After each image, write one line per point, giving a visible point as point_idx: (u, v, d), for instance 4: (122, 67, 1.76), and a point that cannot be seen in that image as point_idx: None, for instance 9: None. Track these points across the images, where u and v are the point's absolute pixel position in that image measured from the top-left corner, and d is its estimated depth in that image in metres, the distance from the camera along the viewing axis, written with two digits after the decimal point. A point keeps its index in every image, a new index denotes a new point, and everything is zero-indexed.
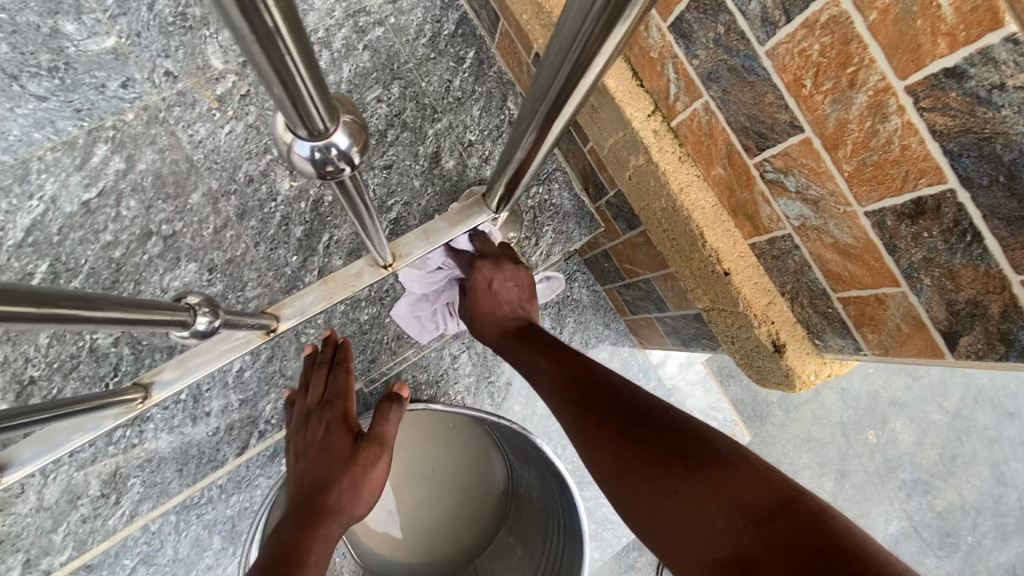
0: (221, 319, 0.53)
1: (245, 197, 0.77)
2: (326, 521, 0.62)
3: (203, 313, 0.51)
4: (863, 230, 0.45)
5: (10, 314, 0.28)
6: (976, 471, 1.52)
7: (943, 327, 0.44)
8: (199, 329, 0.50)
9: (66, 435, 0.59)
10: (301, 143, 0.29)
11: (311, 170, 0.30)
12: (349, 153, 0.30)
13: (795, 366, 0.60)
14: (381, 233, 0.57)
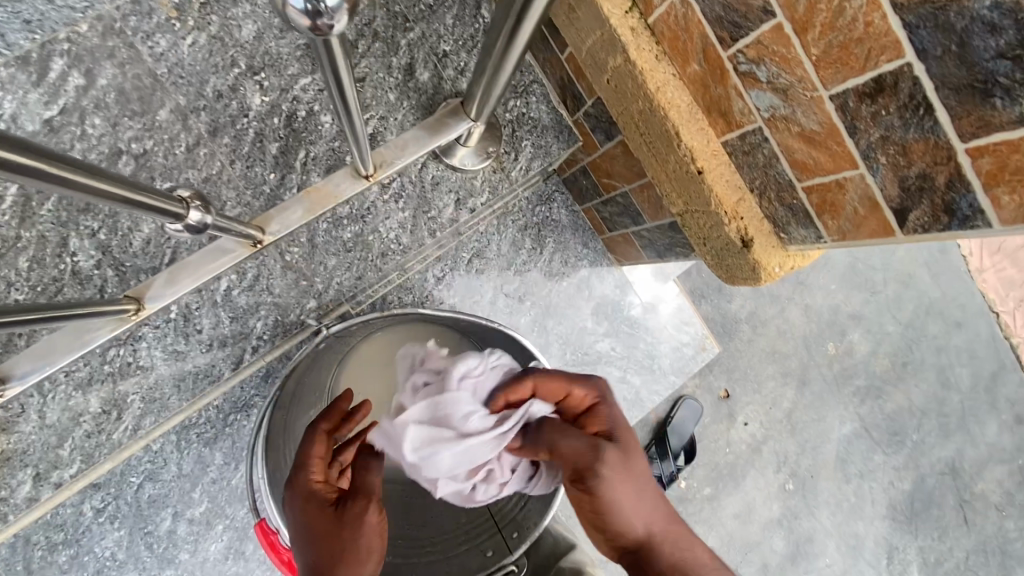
0: (212, 215, 0.55)
1: (216, 112, 0.75)
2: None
3: (196, 208, 0.53)
4: (827, 115, 0.48)
5: (65, 177, 0.36)
6: (923, 376, 1.66)
7: (895, 205, 0.48)
8: (194, 224, 0.53)
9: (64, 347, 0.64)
10: None
11: (304, 22, 0.34)
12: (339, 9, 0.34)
13: (762, 260, 0.63)
14: (359, 121, 0.59)
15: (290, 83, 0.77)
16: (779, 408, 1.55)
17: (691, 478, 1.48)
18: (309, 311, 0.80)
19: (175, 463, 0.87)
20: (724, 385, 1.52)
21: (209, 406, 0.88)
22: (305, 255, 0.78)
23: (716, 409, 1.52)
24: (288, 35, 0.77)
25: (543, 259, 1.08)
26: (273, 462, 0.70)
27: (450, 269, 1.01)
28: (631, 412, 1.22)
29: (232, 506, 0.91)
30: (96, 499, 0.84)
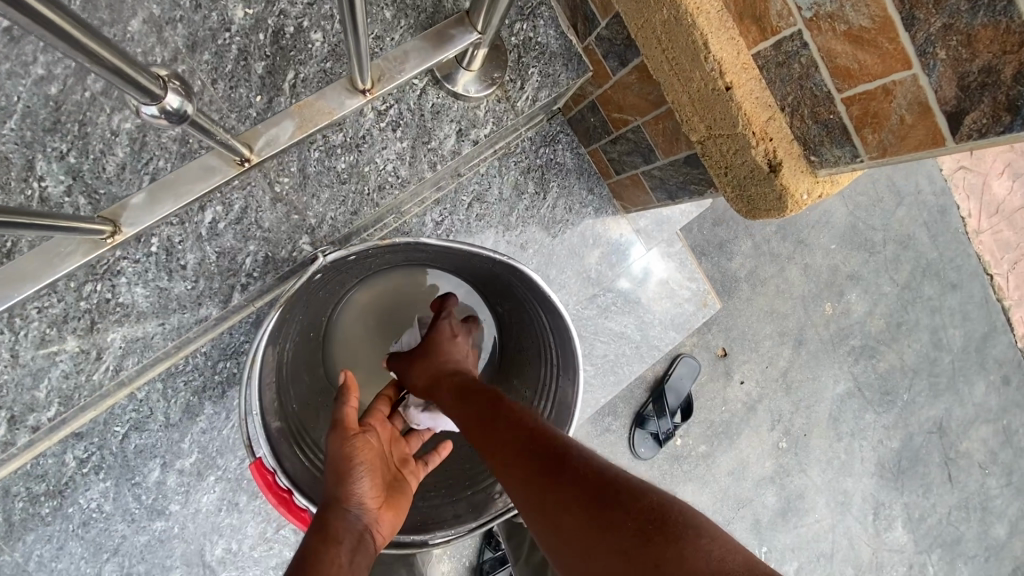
0: (194, 106, 0.49)
1: (193, 24, 0.68)
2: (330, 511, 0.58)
3: (174, 91, 0.47)
4: (882, 7, 0.44)
5: None
6: (917, 336, 1.65)
7: (950, 108, 0.44)
8: (170, 109, 0.47)
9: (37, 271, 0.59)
10: None
11: None
12: None
13: (790, 186, 0.59)
14: (365, 24, 0.53)
15: None
16: (775, 367, 1.53)
17: (687, 436, 1.47)
18: (302, 248, 0.75)
19: (162, 412, 0.83)
20: (722, 343, 1.50)
21: (197, 352, 0.83)
22: (296, 186, 0.72)
23: (714, 368, 1.50)
24: None
25: (546, 205, 1.02)
26: (268, 405, 0.66)
27: (449, 213, 0.96)
28: (630, 368, 1.19)
29: (224, 456, 0.88)
30: (79, 448, 0.80)
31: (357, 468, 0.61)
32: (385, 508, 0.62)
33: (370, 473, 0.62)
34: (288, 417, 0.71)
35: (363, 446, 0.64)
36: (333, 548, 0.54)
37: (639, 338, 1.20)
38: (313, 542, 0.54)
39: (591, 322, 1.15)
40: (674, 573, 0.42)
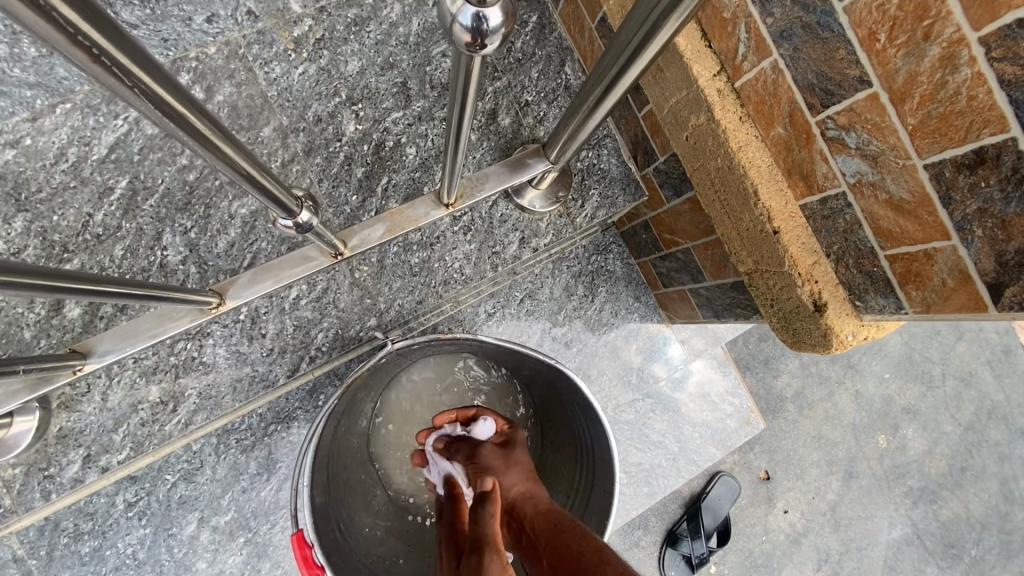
0: (317, 219, 0.62)
1: (313, 134, 0.81)
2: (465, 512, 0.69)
3: (306, 208, 0.60)
4: (920, 184, 0.48)
5: (243, 167, 0.47)
6: (984, 485, 1.52)
7: (990, 279, 0.46)
8: (302, 222, 0.60)
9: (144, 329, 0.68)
10: (467, 11, 0.33)
11: (464, 39, 0.34)
12: (497, 31, 0.34)
13: (834, 326, 0.62)
14: (461, 154, 0.63)
15: (383, 115, 0.83)
16: (823, 499, 1.43)
17: (722, 564, 1.37)
18: (368, 329, 0.82)
19: (211, 466, 0.87)
20: (764, 466, 1.42)
21: (253, 413, 0.88)
22: (373, 275, 0.81)
23: (756, 491, 1.41)
24: (387, 73, 0.83)
25: (593, 308, 1.07)
26: (317, 477, 0.70)
27: (501, 306, 1.02)
28: (665, 481, 1.16)
29: (257, 519, 0.90)
30: (130, 492, 0.84)
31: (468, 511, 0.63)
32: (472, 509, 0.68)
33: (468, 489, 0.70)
34: (331, 489, 0.75)
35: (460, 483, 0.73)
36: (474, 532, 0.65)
37: (676, 450, 1.18)
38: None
39: (629, 427, 1.14)
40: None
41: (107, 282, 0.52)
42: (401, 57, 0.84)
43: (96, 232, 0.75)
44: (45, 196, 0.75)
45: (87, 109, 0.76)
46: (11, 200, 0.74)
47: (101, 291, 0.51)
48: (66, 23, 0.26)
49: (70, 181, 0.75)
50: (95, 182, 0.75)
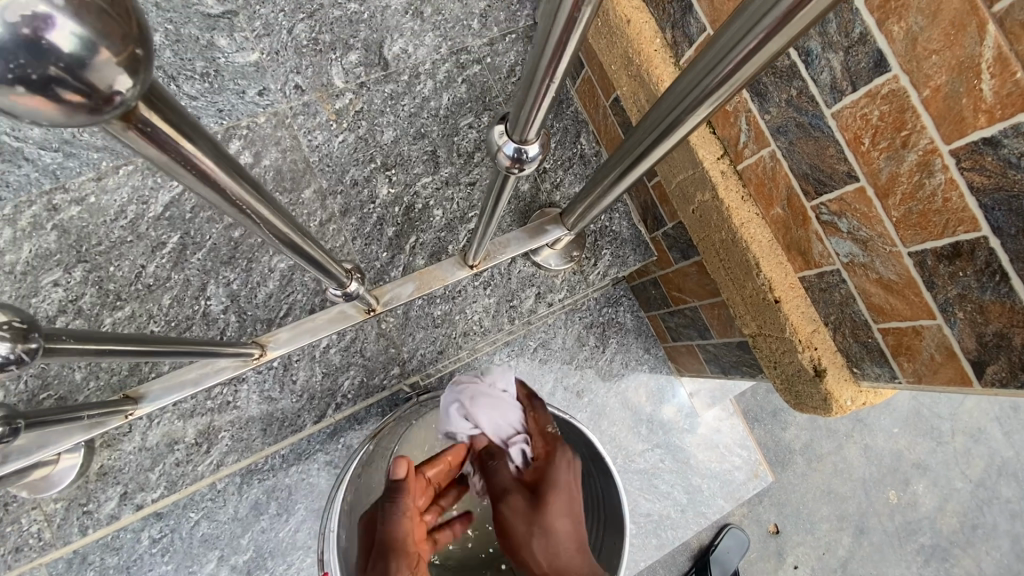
0: (363, 287, 0.70)
1: (349, 196, 0.88)
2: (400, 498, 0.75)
3: (354, 279, 0.68)
4: (906, 269, 0.53)
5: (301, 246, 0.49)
6: (996, 544, 1.50)
7: (973, 357, 0.51)
8: (350, 291, 0.68)
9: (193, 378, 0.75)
10: (510, 144, 0.45)
11: (507, 162, 0.46)
12: (534, 159, 0.46)
13: (833, 390, 0.66)
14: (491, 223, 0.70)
15: (413, 179, 0.91)
16: (833, 555, 1.42)
17: None
18: (391, 377, 0.87)
19: (234, 505, 0.90)
20: (774, 519, 1.41)
21: (276, 455, 0.92)
22: (398, 326, 0.87)
23: (765, 545, 1.40)
24: (419, 142, 0.92)
25: (604, 358, 1.11)
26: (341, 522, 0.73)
27: (516, 355, 1.06)
28: (673, 532, 1.17)
29: (275, 559, 0.93)
30: (155, 529, 0.87)
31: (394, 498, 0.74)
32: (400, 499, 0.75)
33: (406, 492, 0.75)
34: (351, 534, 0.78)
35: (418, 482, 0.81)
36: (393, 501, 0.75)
37: (684, 501, 1.19)
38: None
39: (639, 477, 1.16)
40: None
41: (176, 343, 0.59)
42: (432, 128, 0.93)
43: (148, 282, 0.82)
44: (103, 248, 0.81)
45: (147, 170, 0.84)
46: (72, 251, 0.80)
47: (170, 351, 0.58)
48: (184, 153, 0.26)
49: (127, 236, 0.82)
50: (150, 237, 0.82)
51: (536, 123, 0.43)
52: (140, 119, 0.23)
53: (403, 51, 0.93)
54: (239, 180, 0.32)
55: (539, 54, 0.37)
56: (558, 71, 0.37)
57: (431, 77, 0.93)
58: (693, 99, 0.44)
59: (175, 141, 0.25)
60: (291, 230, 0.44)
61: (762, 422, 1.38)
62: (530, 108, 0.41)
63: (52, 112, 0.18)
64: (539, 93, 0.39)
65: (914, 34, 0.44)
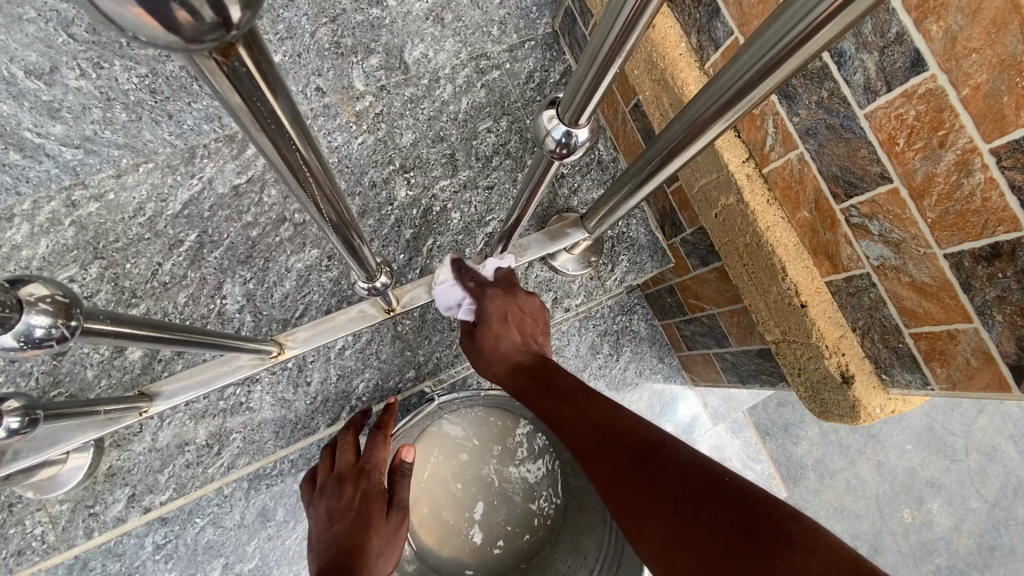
0: (390, 283, 0.70)
1: (367, 198, 0.88)
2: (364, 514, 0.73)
3: (382, 276, 0.68)
4: (941, 271, 0.52)
5: (342, 233, 0.49)
6: (1014, 567, 1.46)
7: (1012, 361, 0.49)
8: (377, 286, 0.68)
9: (213, 375, 0.74)
10: (558, 130, 0.46)
11: (553, 147, 0.47)
12: (582, 145, 0.47)
13: (862, 398, 0.65)
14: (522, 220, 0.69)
15: (431, 182, 0.91)
16: None
17: None
18: (407, 380, 0.86)
19: None
20: None
21: None
22: (414, 328, 0.86)
23: None
24: (438, 145, 0.92)
25: (618, 366, 1.10)
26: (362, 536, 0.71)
27: None
28: None
29: None
30: None
31: (365, 473, 0.76)
32: (355, 497, 0.75)
33: (357, 488, 0.75)
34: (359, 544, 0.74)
35: (365, 488, 0.75)
36: (350, 493, 0.75)
37: None
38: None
39: None
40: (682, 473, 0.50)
41: (208, 333, 0.59)
42: (451, 131, 0.93)
43: (163, 279, 0.81)
44: (120, 245, 0.81)
45: (166, 168, 0.84)
46: (89, 248, 0.80)
47: (201, 342, 0.57)
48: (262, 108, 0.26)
49: (145, 233, 0.82)
50: (168, 234, 0.82)
51: (589, 108, 0.43)
52: (236, 59, 0.22)
53: (424, 55, 0.94)
54: (301, 141, 0.31)
55: (605, 33, 0.37)
56: (620, 55, 0.38)
57: (451, 81, 0.94)
58: (723, 102, 0.42)
59: (260, 90, 0.25)
60: (337, 206, 0.43)
61: (775, 436, 1.36)
62: (584, 95, 0.42)
63: (158, 30, 0.17)
64: (599, 75, 0.39)
65: (954, 33, 0.44)
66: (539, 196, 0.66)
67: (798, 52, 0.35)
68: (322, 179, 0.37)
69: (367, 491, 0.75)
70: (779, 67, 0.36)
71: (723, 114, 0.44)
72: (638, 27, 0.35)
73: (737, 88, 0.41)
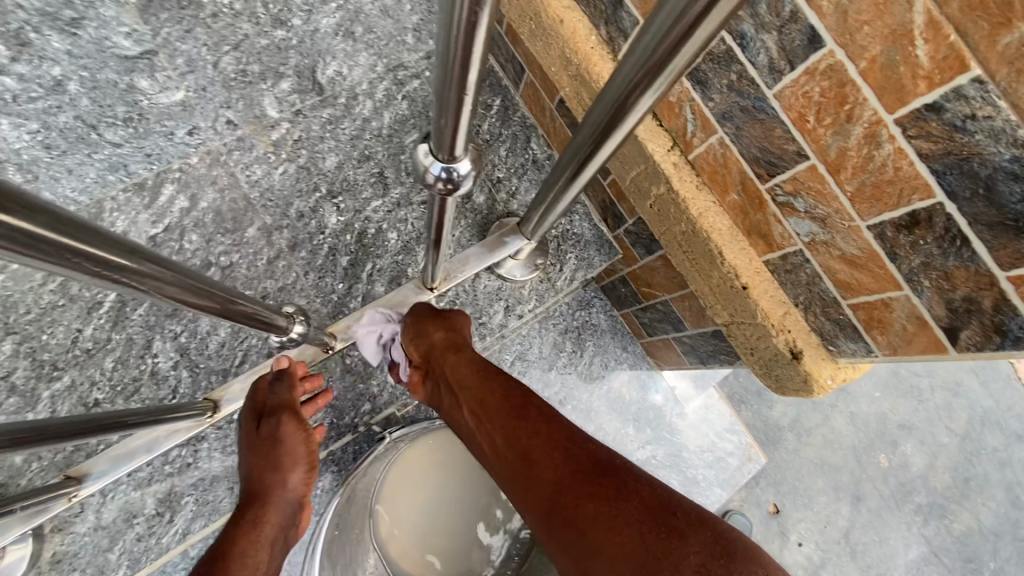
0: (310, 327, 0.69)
1: (296, 230, 0.85)
2: (256, 445, 0.69)
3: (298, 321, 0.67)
4: (867, 242, 0.52)
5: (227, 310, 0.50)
6: (991, 494, 1.49)
7: (945, 324, 0.50)
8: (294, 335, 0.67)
9: (142, 449, 0.71)
10: (438, 164, 0.43)
11: (433, 181, 0.44)
12: (466, 177, 0.44)
13: (813, 371, 0.65)
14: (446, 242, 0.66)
15: (363, 205, 0.87)
16: (835, 527, 1.39)
17: None
18: (363, 413, 0.86)
19: None
20: (772, 499, 1.35)
21: None
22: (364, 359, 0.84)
23: (767, 527, 1.34)
24: (364, 165, 0.89)
25: (583, 362, 1.09)
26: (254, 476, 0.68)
27: None
28: None
29: None
30: None
31: (247, 415, 0.73)
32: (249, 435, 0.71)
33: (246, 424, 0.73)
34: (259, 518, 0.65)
35: (249, 423, 0.72)
36: (246, 426, 0.72)
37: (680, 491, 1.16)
38: (239, 526, 0.63)
39: None
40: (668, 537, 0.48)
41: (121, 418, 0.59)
42: (376, 149, 0.90)
43: (86, 346, 0.76)
44: (33, 316, 0.75)
45: None
46: None
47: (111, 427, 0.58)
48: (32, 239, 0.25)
49: (59, 299, 0.76)
50: (84, 297, 0.77)
51: (459, 143, 0.41)
52: None
53: (337, 73, 0.90)
54: (103, 253, 0.30)
55: (444, 81, 0.36)
56: (470, 81, 0.35)
57: (369, 97, 0.91)
58: (646, 70, 0.39)
59: (12, 227, 0.24)
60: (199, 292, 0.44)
61: (749, 404, 1.36)
62: (450, 131, 0.40)
63: None
64: (454, 114, 0.38)
65: (844, 7, 0.43)
66: (448, 234, 0.62)
67: (695, 34, 0.35)
68: (157, 276, 0.36)
69: (246, 417, 0.72)
70: (676, 54, 0.37)
71: (640, 98, 0.42)
72: (476, 55, 0.33)
73: (650, 63, 0.39)
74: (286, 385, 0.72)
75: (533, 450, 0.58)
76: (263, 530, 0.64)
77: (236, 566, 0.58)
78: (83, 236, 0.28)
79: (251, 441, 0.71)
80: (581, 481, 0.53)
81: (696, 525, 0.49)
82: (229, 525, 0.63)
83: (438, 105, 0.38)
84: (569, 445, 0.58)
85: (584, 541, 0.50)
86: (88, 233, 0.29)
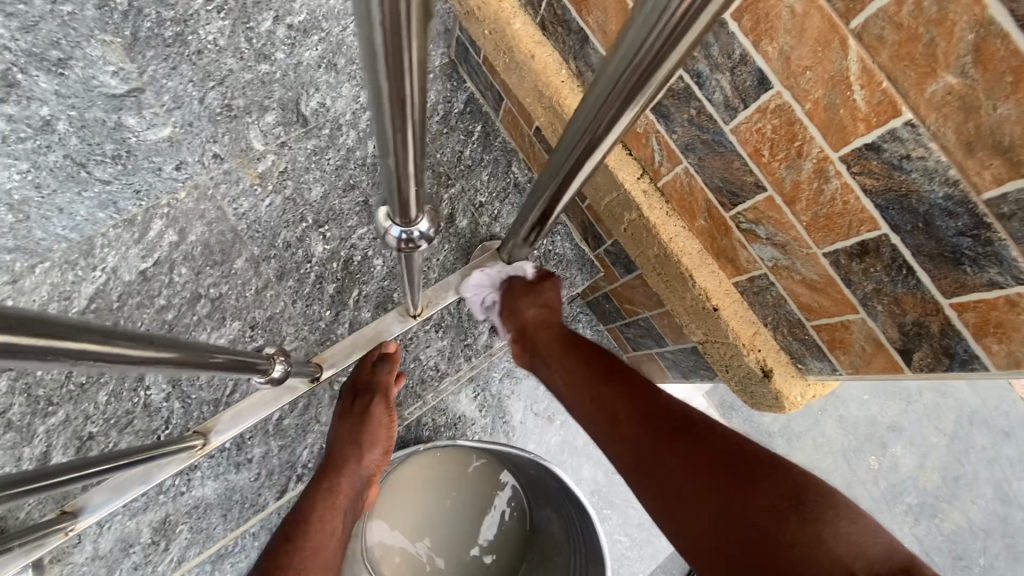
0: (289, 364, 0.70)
1: (284, 259, 0.87)
2: (348, 421, 0.80)
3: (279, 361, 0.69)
4: (824, 268, 0.54)
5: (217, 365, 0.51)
6: (979, 492, 1.52)
7: (899, 346, 0.52)
8: (276, 375, 0.68)
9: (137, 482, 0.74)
10: (395, 227, 0.46)
11: (395, 242, 0.47)
12: (427, 232, 0.47)
13: (783, 388, 0.67)
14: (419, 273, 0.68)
15: (348, 233, 0.90)
16: None
17: None
18: None
19: None
20: None
21: None
22: None
23: None
24: (349, 193, 0.91)
25: None
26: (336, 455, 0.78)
27: None
28: None
29: None
30: None
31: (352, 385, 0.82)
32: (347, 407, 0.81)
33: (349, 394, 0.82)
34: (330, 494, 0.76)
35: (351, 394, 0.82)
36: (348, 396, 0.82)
37: None
38: (316, 497, 0.74)
39: None
40: (754, 491, 0.52)
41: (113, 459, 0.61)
42: (360, 178, 0.92)
43: (79, 380, 0.77)
44: None
45: (65, 265, 0.80)
46: None
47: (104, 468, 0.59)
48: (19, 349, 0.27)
49: None
50: None
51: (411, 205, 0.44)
52: None
53: (321, 105, 0.93)
54: (71, 342, 0.30)
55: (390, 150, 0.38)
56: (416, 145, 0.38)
57: (353, 127, 0.93)
58: (613, 98, 0.42)
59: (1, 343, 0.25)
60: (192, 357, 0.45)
61: (738, 411, 1.38)
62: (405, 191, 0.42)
63: None
64: (405, 175, 0.40)
65: (786, 53, 0.46)
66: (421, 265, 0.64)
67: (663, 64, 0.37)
68: (144, 353, 0.37)
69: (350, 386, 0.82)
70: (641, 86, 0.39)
71: (609, 125, 0.45)
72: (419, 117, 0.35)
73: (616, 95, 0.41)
74: (389, 367, 0.82)
75: (620, 413, 0.66)
76: (337, 498, 0.76)
77: (313, 530, 0.71)
78: (68, 331, 0.30)
79: (347, 415, 0.80)
80: (666, 454, 0.59)
81: (770, 472, 0.53)
82: (308, 493, 0.75)
83: (389, 171, 0.40)
84: (648, 415, 0.64)
85: (678, 503, 0.56)
86: (74, 328, 0.30)
